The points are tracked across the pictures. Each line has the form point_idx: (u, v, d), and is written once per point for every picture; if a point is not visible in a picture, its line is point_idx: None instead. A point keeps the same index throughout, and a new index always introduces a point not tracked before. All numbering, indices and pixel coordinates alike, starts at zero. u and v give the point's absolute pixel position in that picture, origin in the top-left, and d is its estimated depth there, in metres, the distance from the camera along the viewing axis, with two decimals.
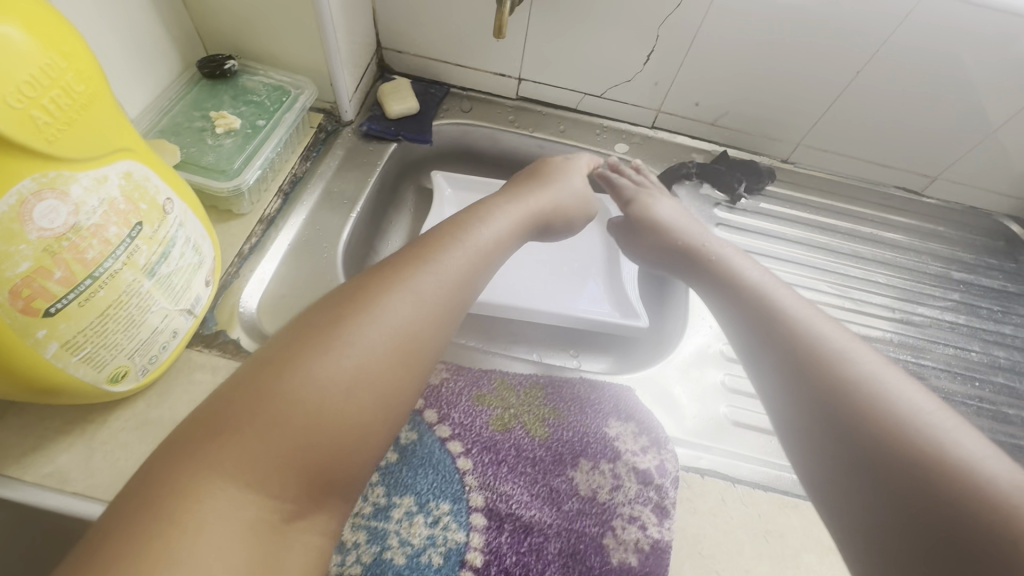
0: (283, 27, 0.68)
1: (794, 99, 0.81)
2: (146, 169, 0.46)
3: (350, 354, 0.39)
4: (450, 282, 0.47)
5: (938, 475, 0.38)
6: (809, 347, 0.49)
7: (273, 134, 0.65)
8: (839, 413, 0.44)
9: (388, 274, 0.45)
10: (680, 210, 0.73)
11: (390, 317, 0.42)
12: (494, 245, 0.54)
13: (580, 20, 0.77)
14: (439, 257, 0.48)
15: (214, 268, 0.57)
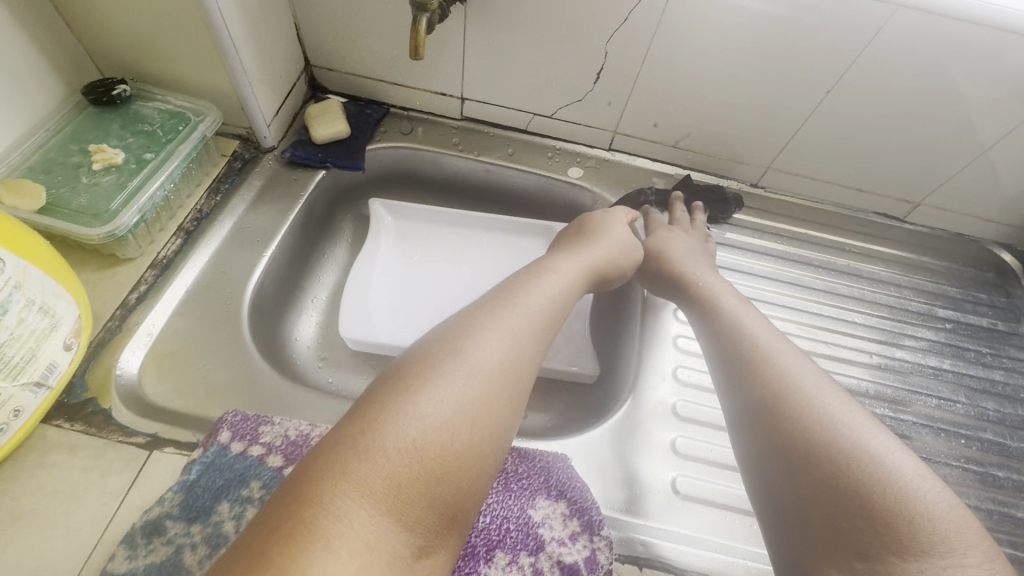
0: (179, 47, 0.60)
1: (760, 121, 0.73)
2: None
3: (474, 376, 0.41)
4: (543, 317, 0.49)
5: (873, 512, 0.38)
6: (769, 380, 0.49)
7: (162, 169, 0.57)
8: (790, 445, 0.44)
9: (476, 320, 0.46)
10: (690, 245, 0.70)
11: (500, 341, 0.45)
12: (570, 288, 0.55)
13: (520, 35, 0.69)
14: (531, 295, 0.51)
15: (78, 329, 0.50)
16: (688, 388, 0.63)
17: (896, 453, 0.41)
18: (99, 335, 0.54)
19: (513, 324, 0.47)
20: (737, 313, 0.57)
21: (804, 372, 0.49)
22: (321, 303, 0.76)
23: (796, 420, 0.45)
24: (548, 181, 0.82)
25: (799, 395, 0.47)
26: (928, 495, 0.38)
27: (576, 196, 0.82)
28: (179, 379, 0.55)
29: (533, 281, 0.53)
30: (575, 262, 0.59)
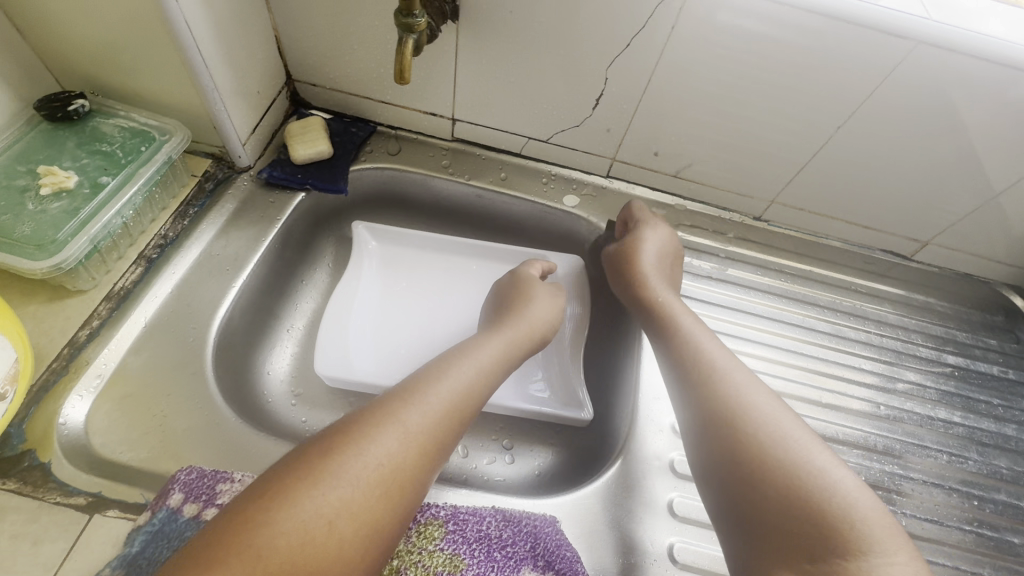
0: (143, 60, 0.55)
1: (765, 153, 0.70)
2: None
3: (380, 450, 0.41)
4: (460, 395, 0.48)
5: (813, 522, 0.42)
6: (721, 391, 0.51)
7: (119, 195, 0.52)
8: (745, 454, 0.46)
9: (383, 410, 0.44)
10: (662, 247, 0.68)
11: (409, 421, 0.43)
12: (489, 373, 0.52)
13: (515, 56, 0.65)
14: (450, 373, 0.49)
15: (14, 374, 0.45)
16: None
17: (832, 462, 0.45)
18: (42, 377, 0.49)
19: (422, 403, 0.45)
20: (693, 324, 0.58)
21: (752, 385, 0.51)
22: (298, 332, 0.71)
23: (748, 429, 0.47)
24: (542, 208, 0.78)
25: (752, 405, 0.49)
26: (858, 500, 0.43)
27: (571, 224, 0.78)
28: (132, 428, 0.50)
29: (450, 363, 0.50)
30: (498, 346, 0.56)
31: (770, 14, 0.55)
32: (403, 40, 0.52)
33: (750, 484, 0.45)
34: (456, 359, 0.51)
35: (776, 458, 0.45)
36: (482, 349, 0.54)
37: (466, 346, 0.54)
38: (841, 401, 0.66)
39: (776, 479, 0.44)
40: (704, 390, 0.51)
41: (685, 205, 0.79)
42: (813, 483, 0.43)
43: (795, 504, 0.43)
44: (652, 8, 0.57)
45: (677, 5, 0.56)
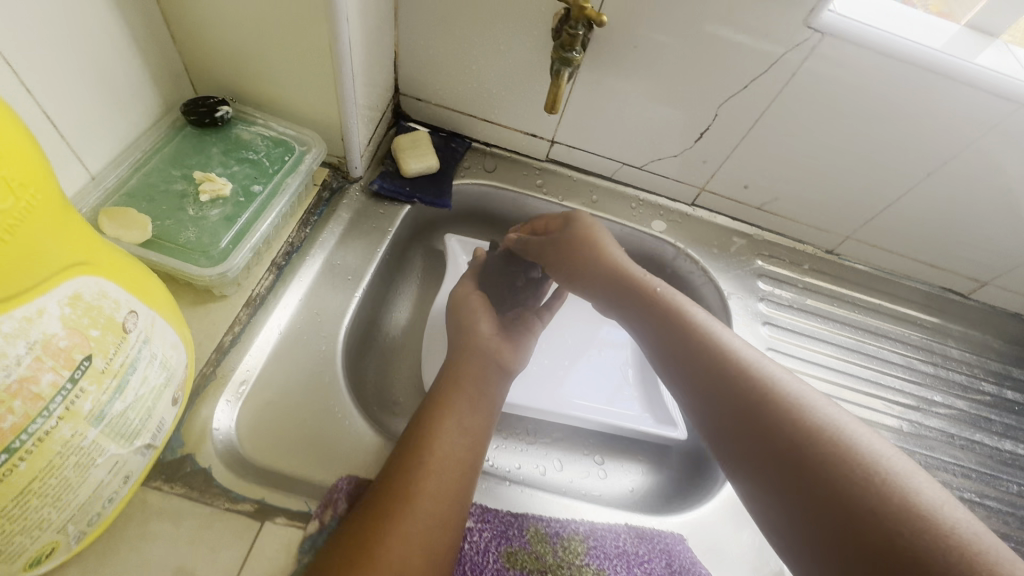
0: (291, 71, 0.56)
1: (850, 193, 0.74)
2: (104, 281, 0.34)
3: (449, 470, 0.48)
4: (477, 403, 0.56)
5: (893, 515, 0.36)
6: (734, 379, 0.48)
7: (272, 204, 0.53)
8: (777, 444, 0.43)
9: (394, 476, 0.47)
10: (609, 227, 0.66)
11: (456, 438, 0.51)
12: (494, 390, 0.59)
13: (631, 89, 0.68)
14: (462, 388, 0.56)
15: (185, 380, 0.45)
16: None
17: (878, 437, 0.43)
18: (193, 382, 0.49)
19: (455, 421, 0.52)
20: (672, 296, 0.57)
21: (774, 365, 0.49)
22: (395, 342, 0.72)
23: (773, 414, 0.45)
24: (631, 231, 0.81)
25: (769, 386, 0.47)
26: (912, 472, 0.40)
27: (657, 249, 0.81)
28: (278, 436, 0.51)
29: (461, 380, 0.57)
30: (481, 362, 0.59)
31: (889, 71, 0.59)
32: (558, 72, 0.54)
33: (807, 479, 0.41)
34: (469, 376, 0.57)
35: (820, 446, 0.42)
36: (476, 366, 0.59)
37: (459, 365, 0.59)
38: (920, 432, 0.72)
39: (827, 462, 0.40)
40: (712, 380, 0.49)
41: (763, 236, 0.83)
42: (867, 464, 0.40)
43: (850, 488, 0.39)
44: (778, 56, 0.60)
45: (803, 55, 0.60)
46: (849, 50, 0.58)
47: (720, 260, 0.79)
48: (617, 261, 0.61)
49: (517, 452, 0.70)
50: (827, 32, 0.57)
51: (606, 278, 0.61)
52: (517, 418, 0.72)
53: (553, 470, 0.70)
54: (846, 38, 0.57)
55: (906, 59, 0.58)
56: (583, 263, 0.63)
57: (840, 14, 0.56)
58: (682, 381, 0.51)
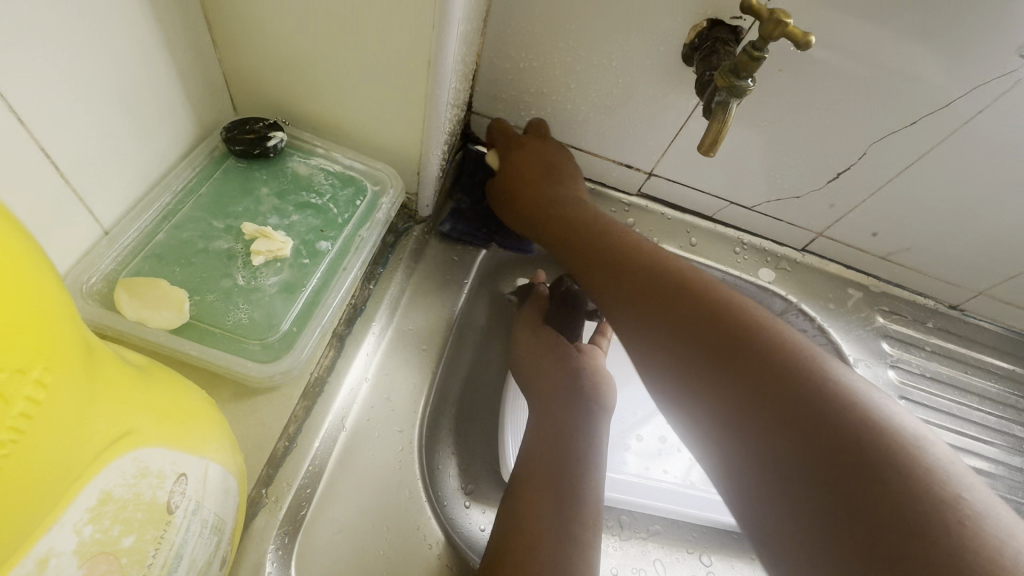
0: (366, 90, 0.43)
1: (1003, 249, 0.63)
2: (148, 450, 0.22)
3: (577, 535, 0.42)
4: (579, 448, 0.48)
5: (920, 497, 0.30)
6: (750, 371, 0.38)
7: (344, 268, 0.40)
8: (813, 450, 0.33)
9: (519, 540, 0.41)
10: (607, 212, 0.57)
11: (569, 499, 0.44)
12: (600, 430, 0.51)
13: (764, 118, 0.56)
14: (557, 435, 0.48)
15: (235, 528, 0.32)
16: None
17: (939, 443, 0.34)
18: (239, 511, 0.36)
19: (562, 476, 0.45)
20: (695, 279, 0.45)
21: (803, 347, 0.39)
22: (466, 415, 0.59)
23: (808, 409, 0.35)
24: (733, 280, 0.69)
25: (803, 369, 0.37)
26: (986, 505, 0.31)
27: (761, 301, 0.70)
28: None
29: (553, 427, 0.49)
30: (569, 397, 0.52)
31: None
32: (721, 104, 0.42)
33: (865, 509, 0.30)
34: (561, 419, 0.50)
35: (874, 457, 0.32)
36: (564, 403, 0.51)
37: (548, 409, 0.51)
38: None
39: (893, 487, 0.30)
40: (711, 372, 0.39)
41: (882, 288, 0.71)
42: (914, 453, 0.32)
43: (914, 509, 0.29)
44: (969, 88, 0.49)
45: (1003, 88, 0.48)
46: None
47: (838, 316, 0.68)
48: (608, 230, 0.53)
49: (613, 551, 0.58)
50: None
51: (589, 255, 0.52)
52: (608, 507, 0.60)
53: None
54: None
55: None
56: (583, 248, 0.53)
57: None
58: (670, 371, 0.42)
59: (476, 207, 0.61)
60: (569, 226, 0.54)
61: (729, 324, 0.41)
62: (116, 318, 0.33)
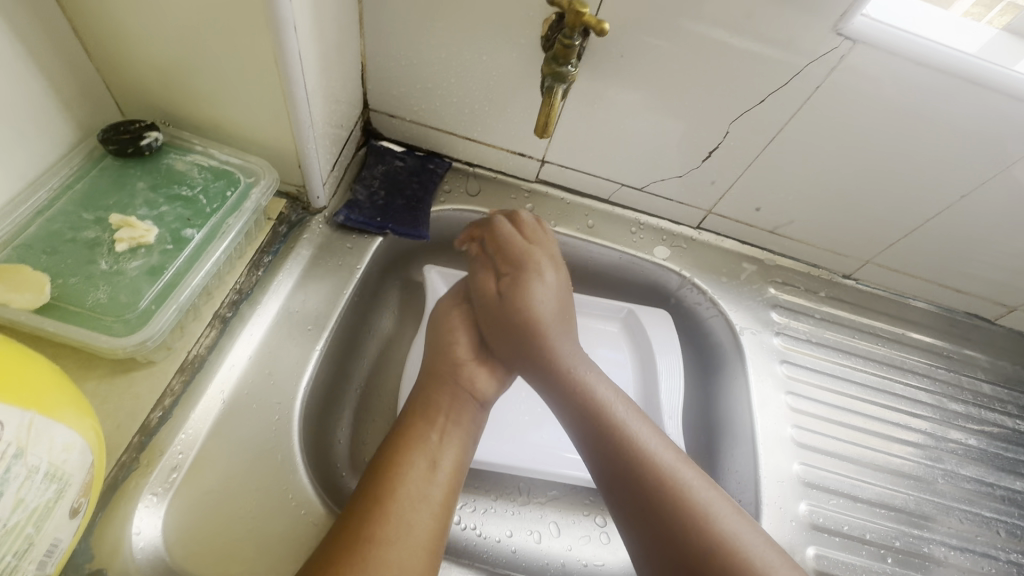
0: (230, 90, 0.47)
1: (873, 217, 0.66)
2: None
3: (427, 507, 0.45)
4: (448, 432, 0.50)
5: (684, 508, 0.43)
6: (633, 458, 0.46)
7: (206, 252, 0.46)
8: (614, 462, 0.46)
9: (390, 478, 0.45)
10: (561, 296, 0.57)
11: (427, 474, 0.46)
12: (471, 423, 0.52)
13: (630, 103, 0.60)
14: (432, 419, 0.50)
15: (91, 482, 0.36)
16: (821, 538, 0.58)
17: (736, 517, 0.44)
18: (109, 473, 0.41)
19: (424, 452, 0.48)
20: (592, 384, 0.50)
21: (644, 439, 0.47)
22: (361, 395, 0.61)
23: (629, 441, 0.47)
24: (630, 259, 0.73)
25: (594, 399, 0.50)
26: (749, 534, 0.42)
27: (659, 277, 0.74)
28: (215, 532, 0.42)
29: (431, 411, 0.51)
30: (455, 392, 0.53)
31: (926, 82, 0.51)
32: (550, 89, 0.49)
33: (636, 518, 0.45)
34: (443, 409, 0.51)
35: (640, 497, 0.45)
36: (448, 398, 0.52)
37: (431, 394, 0.52)
38: (959, 484, 0.65)
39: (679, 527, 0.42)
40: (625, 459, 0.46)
41: (776, 261, 0.75)
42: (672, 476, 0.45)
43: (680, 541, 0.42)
44: (800, 66, 0.53)
45: (831, 64, 0.52)
46: (881, 61, 0.51)
47: (730, 289, 0.72)
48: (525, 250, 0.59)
49: (509, 516, 0.62)
50: (858, 39, 0.49)
51: (547, 353, 0.53)
52: (508, 476, 0.64)
53: (549, 536, 0.61)
54: (880, 46, 0.49)
55: (949, 70, 0.50)
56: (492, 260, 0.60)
57: (873, 19, 0.49)
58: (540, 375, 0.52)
59: (373, 199, 0.64)
60: (519, 331, 0.55)
61: (617, 453, 0.46)
62: None
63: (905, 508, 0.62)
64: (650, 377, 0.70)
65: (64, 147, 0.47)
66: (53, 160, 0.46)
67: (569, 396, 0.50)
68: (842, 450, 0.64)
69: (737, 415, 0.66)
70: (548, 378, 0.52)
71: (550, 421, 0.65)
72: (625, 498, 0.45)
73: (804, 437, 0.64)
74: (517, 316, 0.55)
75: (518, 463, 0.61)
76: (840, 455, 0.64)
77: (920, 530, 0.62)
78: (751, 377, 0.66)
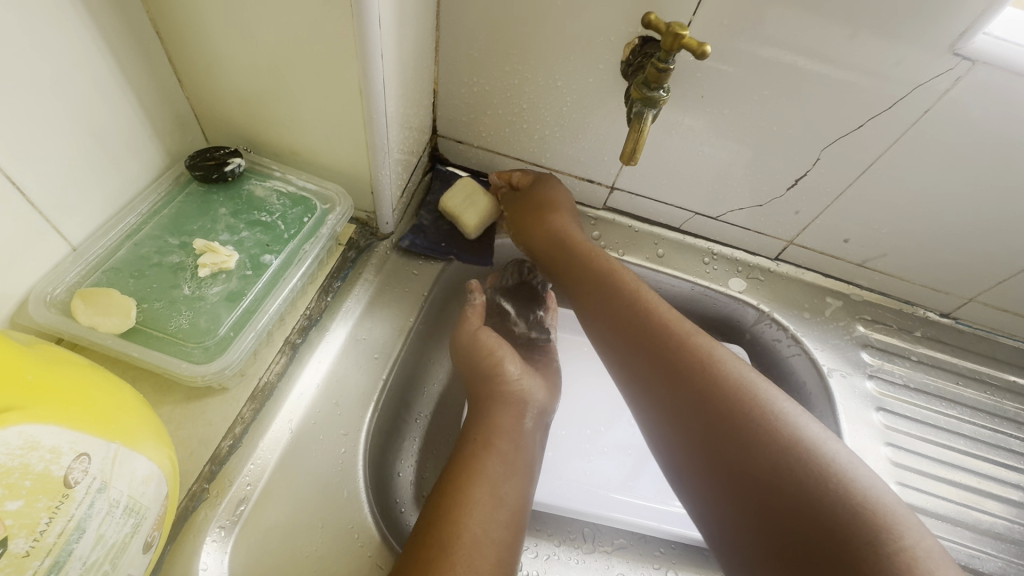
0: (310, 115, 0.47)
1: (982, 252, 0.60)
2: (28, 430, 0.26)
3: (492, 547, 0.42)
4: (511, 462, 0.48)
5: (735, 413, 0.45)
6: (680, 354, 0.50)
7: (284, 280, 0.45)
8: (673, 368, 0.49)
9: (453, 509, 0.43)
10: (571, 209, 0.62)
11: (493, 512, 0.44)
12: (529, 447, 0.51)
13: (712, 129, 0.57)
14: (494, 450, 0.48)
15: (164, 517, 0.34)
16: None
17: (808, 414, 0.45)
18: (181, 503, 0.40)
19: (488, 486, 0.45)
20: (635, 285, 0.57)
21: (694, 338, 0.51)
22: (424, 423, 0.59)
23: (678, 354, 0.50)
24: (702, 291, 0.69)
25: (622, 300, 0.55)
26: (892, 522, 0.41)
27: (734, 310, 0.69)
28: (279, 570, 0.40)
29: (491, 440, 0.49)
30: (514, 414, 0.52)
31: None
32: (639, 114, 0.47)
33: (694, 419, 0.46)
34: (504, 434, 0.49)
35: (719, 419, 0.45)
36: (507, 417, 0.51)
37: (491, 419, 0.51)
38: None
39: (729, 406, 0.45)
40: (667, 351, 0.50)
41: (863, 296, 0.69)
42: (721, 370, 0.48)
43: (732, 417, 0.45)
44: (907, 90, 0.48)
45: (945, 86, 0.47)
46: (1007, 83, 0.45)
47: (814, 326, 0.67)
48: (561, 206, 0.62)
49: (574, 565, 0.57)
50: (980, 59, 0.45)
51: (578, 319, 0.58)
52: (572, 520, 0.60)
53: None
54: (1006, 67, 0.44)
55: None
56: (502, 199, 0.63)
57: (997, 38, 0.44)
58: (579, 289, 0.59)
59: (439, 224, 0.63)
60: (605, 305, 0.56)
61: (674, 355, 0.50)
62: (72, 322, 0.39)
63: None
64: None
65: (154, 173, 0.48)
66: (144, 186, 0.47)
67: (596, 288, 0.58)
68: (951, 513, 0.57)
69: None
70: (574, 281, 0.59)
71: (614, 460, 0.61)
72: (679, 399, 0.48)
73: (909, 495, 0.57)
74: (567, 263, 0.60)
75: (570, 505, 0.57)
76: (950, 518, 0.57)
77: None
78: (843, 426, 0.60)
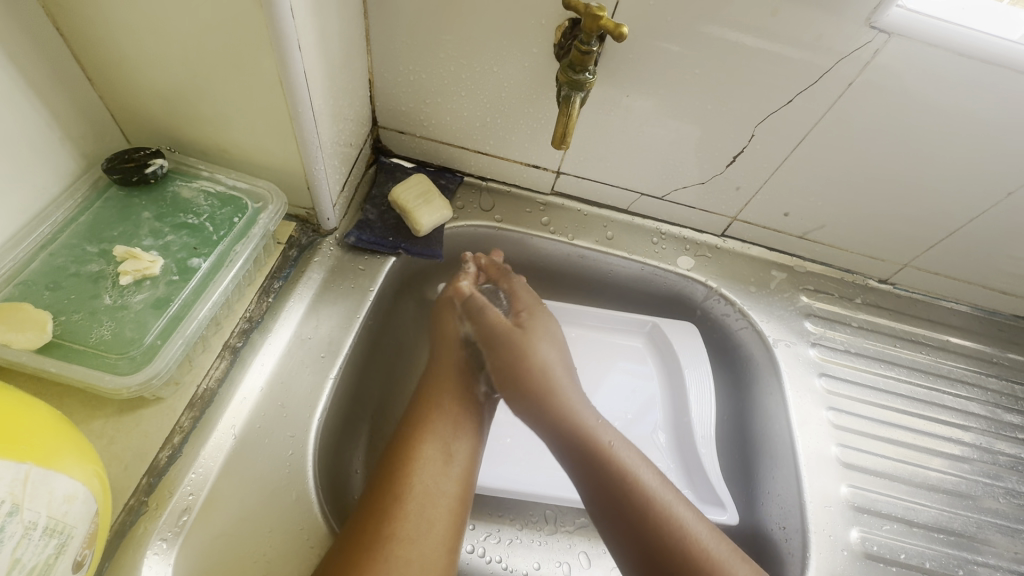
0: (231, 109, 0.45)
1: (912, 220, 0.62)
2: None
3: (444, 502, 0.47)
4: (461, 423, 0.52)
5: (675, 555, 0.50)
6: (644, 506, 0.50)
7: (215, 284, 0.44)
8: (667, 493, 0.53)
9: (405, 466, 0.48)
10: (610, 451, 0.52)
11: (446, 468, 0.49)
12: (473, 409, 0.55)
13: (649, 109, 0.57)
14: (445, 414, 0.52)
15: (95, 533, 0.33)
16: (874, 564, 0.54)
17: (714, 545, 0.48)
18: (117, 519, 0.39)
19: (439, 445, 0.50)
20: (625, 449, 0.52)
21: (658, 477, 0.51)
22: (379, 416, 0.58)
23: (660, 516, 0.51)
24: (652, 270, 0.70)
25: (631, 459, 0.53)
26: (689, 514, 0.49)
27: (684, 287, 0.71)
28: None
29: (443, 404, 0.53)
30: (460, 384, 0.55)
31: (971, 76, 0.47)
32: (568, 97, 0.48)
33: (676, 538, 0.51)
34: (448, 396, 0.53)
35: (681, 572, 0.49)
36: (450, 384, 0.55)
37: (438, 385, 0.55)
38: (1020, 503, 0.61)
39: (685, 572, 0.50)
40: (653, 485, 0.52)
41: (806, 267, 0.71)
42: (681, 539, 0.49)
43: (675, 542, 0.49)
44: (827, 66, 0.49)
45: (865, 59, 0.48)
46: (920, 54, 0.47)
47: (761, 299, 0.69)
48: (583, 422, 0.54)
49: (536, 547, 0.58)
50: (895, 31, 0.46)
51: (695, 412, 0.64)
52: (533, 503, 0.61)
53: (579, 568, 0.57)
54: (917, 39, 0.46)
55: (996, 59, 0.46)
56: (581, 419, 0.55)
57: (910, 10, 0.45)
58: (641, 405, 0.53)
59: (384, 216, 0.62)
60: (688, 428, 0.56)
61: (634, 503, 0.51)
62: None
63: (963, 531, 0.58)
64: (678, 394, 0.66)
65: (69, 179, 0.46)
66: (58, 193, 0.45)
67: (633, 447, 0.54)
68: (890, 468, 0.60)
69: (773, 433, 0.62)
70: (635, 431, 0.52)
71: None
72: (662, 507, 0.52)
73: (850, 456, 0.60)
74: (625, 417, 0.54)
75: (534, 488, 0.57)
76: (888, 474, 0.60)
77: (980, 556, 0.57)
78: (789, 394, 0.63)
